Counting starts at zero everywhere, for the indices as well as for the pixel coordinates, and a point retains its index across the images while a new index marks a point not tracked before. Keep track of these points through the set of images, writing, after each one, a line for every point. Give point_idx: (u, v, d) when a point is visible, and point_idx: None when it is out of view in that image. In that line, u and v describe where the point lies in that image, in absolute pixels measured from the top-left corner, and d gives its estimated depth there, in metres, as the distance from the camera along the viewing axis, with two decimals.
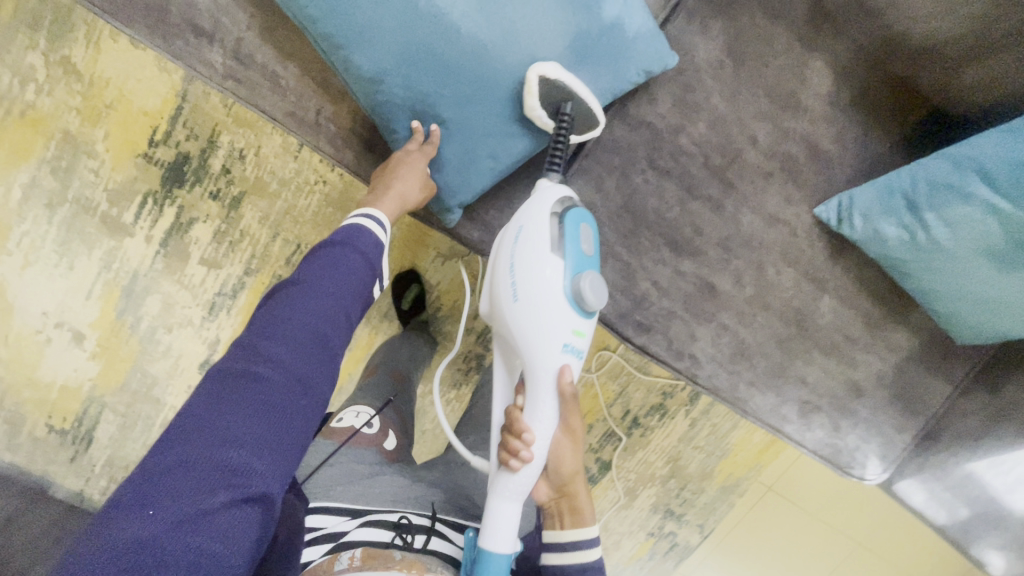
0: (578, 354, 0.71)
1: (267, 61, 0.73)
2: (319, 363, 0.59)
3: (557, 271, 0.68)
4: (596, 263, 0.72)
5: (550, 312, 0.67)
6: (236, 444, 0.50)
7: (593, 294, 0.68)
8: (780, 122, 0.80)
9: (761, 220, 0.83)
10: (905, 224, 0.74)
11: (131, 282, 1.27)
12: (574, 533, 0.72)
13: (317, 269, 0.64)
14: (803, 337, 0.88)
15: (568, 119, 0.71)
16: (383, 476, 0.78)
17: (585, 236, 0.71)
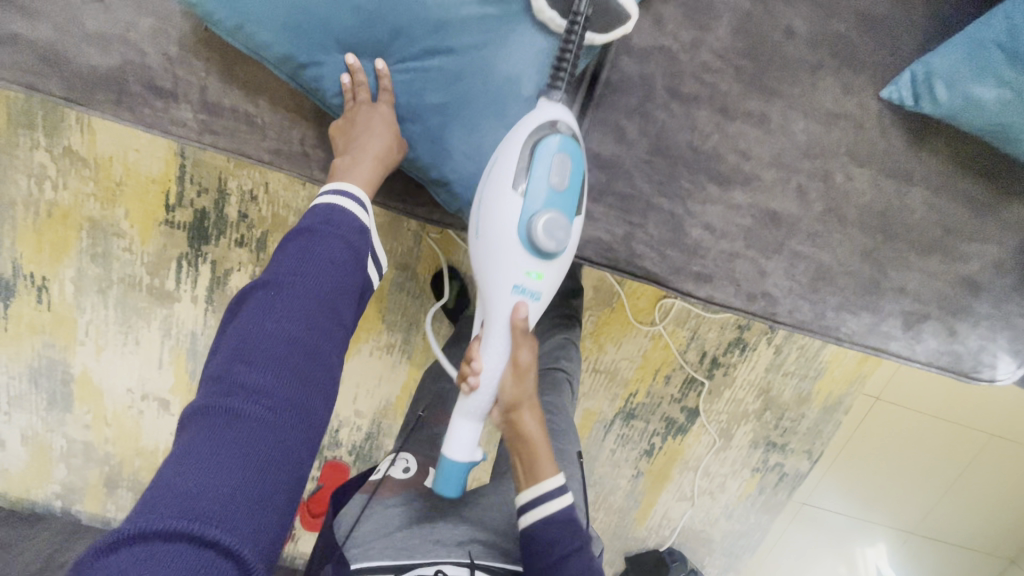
0: (534, 297, 0.65)
1: (237, 103, 0.68)
2: (307, 389, 0.49)
3: (507, 205, 0.61)
4: (567, 200, 0.62)
5: (493, 242, 0.63)
6: (211, 505, 0.40)
7: (546, 236, 0.60)
8: (815, 1, 0.68)
9: (817, 122, 0.71)
10: (1006, 79, 0.60)
11: (192, 342, 1.32)
12: (532, 487, 0.69)
13: (293, 271, 0.54)
14: (894, 243, 0.76)
15: (581, 15, 0.61)
16: (426, 521, 0.72)
17: (558, 169, 0.61)
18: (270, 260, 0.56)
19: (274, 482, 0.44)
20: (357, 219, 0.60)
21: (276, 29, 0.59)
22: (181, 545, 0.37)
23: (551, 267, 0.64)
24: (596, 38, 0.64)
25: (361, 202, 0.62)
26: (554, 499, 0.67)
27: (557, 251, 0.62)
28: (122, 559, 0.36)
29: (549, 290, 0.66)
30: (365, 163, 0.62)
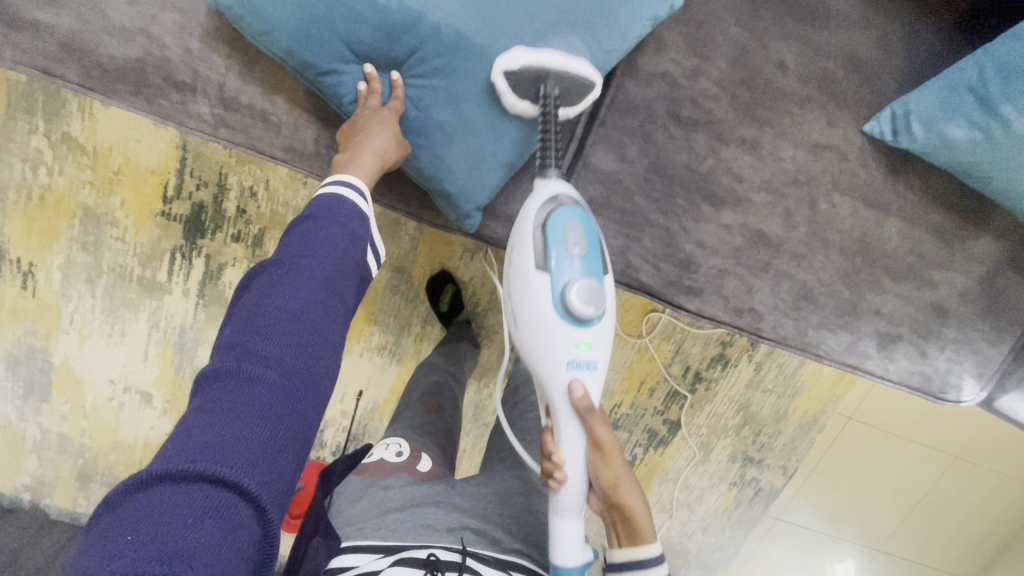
0: (590, 368, 0.66)
1: (254, 100, 0.70)
2: (312, 355, 0.51)
3: (539, 288, 0.65)
4: (592, 260, 0.65)
5: (541, 329, 0.65)
6: (224, 450, 0.42)
7: (582, 303, 0.63)
8: (808, 40, 0.72)
9: (804, 151, 0.75)
10: (976, 122, 0.65)
11: (181, 336, 1.31)
12: (629, 553, 0.65)
13: (297, 250, 0.56)
14: (871, 267, 0.81)
15: (551, 99, 0.65)
16: (419, 506, 0.71)
17: (573, 238, 0.64)
18: (278, 243, 0.58)
19: (283, 434, 0.46)
20: (357, 207, 0.61)
21: (298, 43, 0.61)
22: (199, 481, 0.39)
23: (598, 334, 0.66)
24: (568, 111, 0.68)
25: (361, 191, 0.63)
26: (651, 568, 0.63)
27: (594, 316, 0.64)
28: (145, 498, 0.38)
29: (601, 353, 0.67)
30: (359, 162, 0.64)
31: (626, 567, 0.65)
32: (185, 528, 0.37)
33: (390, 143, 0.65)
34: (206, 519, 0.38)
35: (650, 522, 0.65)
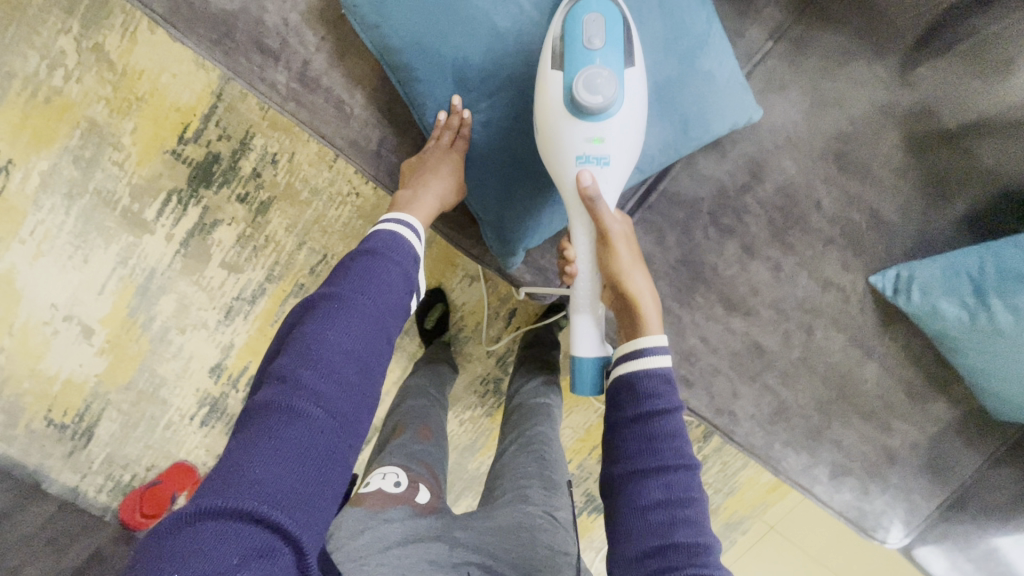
0: (601, 163, 0.62)
1: (333, 86, 0.70)
2: (358, 395, 0.50)
3: (552, 87, 0.60)
4: (609, 49, 0.58)
5: (554, 133, 0.62)
6: (272, 495, 0.41)
7: (590, 93, 0.57)
8: (847, 189, 0.77)
9: (816, 284, 0.81)
10: (967, 305, 0.74)
11: (147, 280, 1.23)
12: (628, 346, 0.65)
13: (355, 283, 0.54)
14: (843, 402, 0.87)
15: None
16: (422, 542, 0.66)
17: (592, 30, 0.58)
18: (334, 274, 0.57)
19: (325, 478, 0.45)
20: (413, 248, 0.62)
21: (406, 43, 0.63)
22: (247, 524, 0.39)
23: (612, 125, 0.60)
24: None
25: (415, 232, 0.63)
26: (648, 360, 0.63)
27: (605, 108, 0.58)
28: (196, 537, 0.38)
29: (617, 150, 0.62)
30: (419, 201, 0.65)
31: (625, 358, 0.65)
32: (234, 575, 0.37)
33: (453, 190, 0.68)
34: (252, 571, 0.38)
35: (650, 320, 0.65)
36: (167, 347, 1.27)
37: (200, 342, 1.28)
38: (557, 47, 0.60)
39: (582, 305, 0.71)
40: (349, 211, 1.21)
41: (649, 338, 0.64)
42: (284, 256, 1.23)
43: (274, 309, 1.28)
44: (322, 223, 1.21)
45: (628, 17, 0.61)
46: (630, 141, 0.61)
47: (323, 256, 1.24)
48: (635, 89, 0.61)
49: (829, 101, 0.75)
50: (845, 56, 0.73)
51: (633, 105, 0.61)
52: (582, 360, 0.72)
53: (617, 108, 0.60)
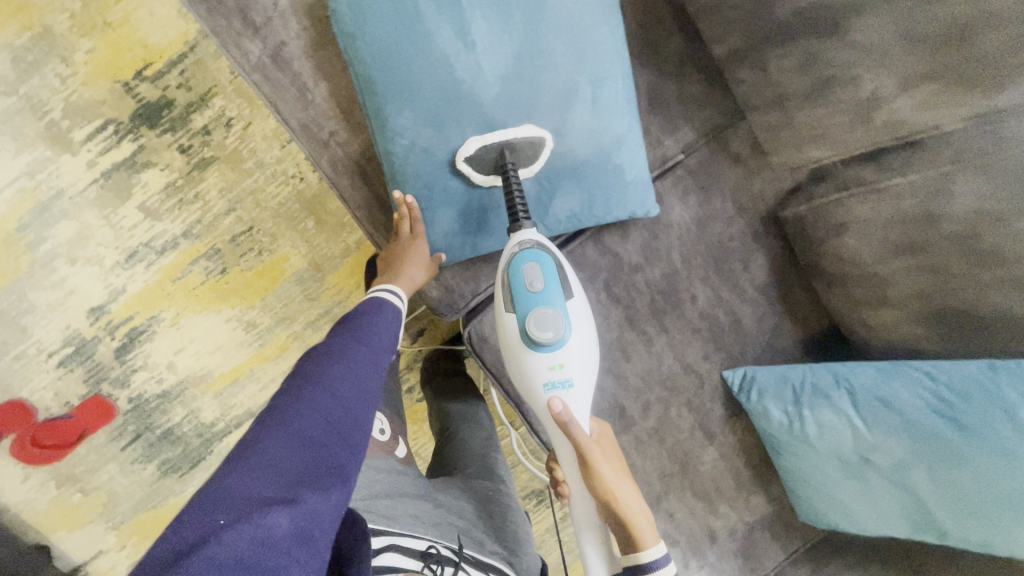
0: (566, 385, 0.73)
1: (301, 72, 0.75)
2: (352, 410, 0.65)
3: (512, 328, 0.72)
4: (551, 290, 0.71)
5: (528, 367, 0.73)
6: (279, 469, 0.55)
7: (542, 330, 0.70)
8: (719, 291, 0.91)
9: (679, 366, 0.93)
10: (787, 411, 0.86)
11: (51, 199, 1.17)
12: (633, 553, 0.74)
13: (350, 335, 0.71)
14: (681, 476, 0.97)
15: (506, 169, 0.71)
16: (406, 498, 0.83)
17: (532, 276, 0.70)
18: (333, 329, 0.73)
19: (327, 466, 0.58)
20: (392, 304, 0.77)
21: (373, 58, 0.70)
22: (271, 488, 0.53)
23: (568, 353, 0.72)
24: (525, 171, 0.74)
25: (394, 293, 0.77)
26: (655, 565, 0.72)
27: (557, 340, 0.70)
28: (226, 493, 0.52)
29: (579, 371, 0.73)
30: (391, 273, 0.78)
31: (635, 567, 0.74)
32: (253, 517, 0.50)
33: (428, 268, 0.80)
34: (267, 518, 0.50)
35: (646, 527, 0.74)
36: (49, 274, 1.20)
37: (88, 279, 1.22)
38: (507, 294, 0.72)
39: (588, 525, 0.79)
40: (288, 191, 1.23)
41: (653, 544, 0.73)
42: (209, 216, 1.22)
43: (180, 266, 1.24)
44: (258, 196, 1.22)
45: (558, 253, 0.74)
46: (584, 360, 0.73)
47: (249, 227, 1.24)
48: (581, 312, 0.73)
49: (719, 216, 0.88)
50: (739, 183, 0.88)
51: (580, 327, 0.73)
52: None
53: (568, 335, 0.71)
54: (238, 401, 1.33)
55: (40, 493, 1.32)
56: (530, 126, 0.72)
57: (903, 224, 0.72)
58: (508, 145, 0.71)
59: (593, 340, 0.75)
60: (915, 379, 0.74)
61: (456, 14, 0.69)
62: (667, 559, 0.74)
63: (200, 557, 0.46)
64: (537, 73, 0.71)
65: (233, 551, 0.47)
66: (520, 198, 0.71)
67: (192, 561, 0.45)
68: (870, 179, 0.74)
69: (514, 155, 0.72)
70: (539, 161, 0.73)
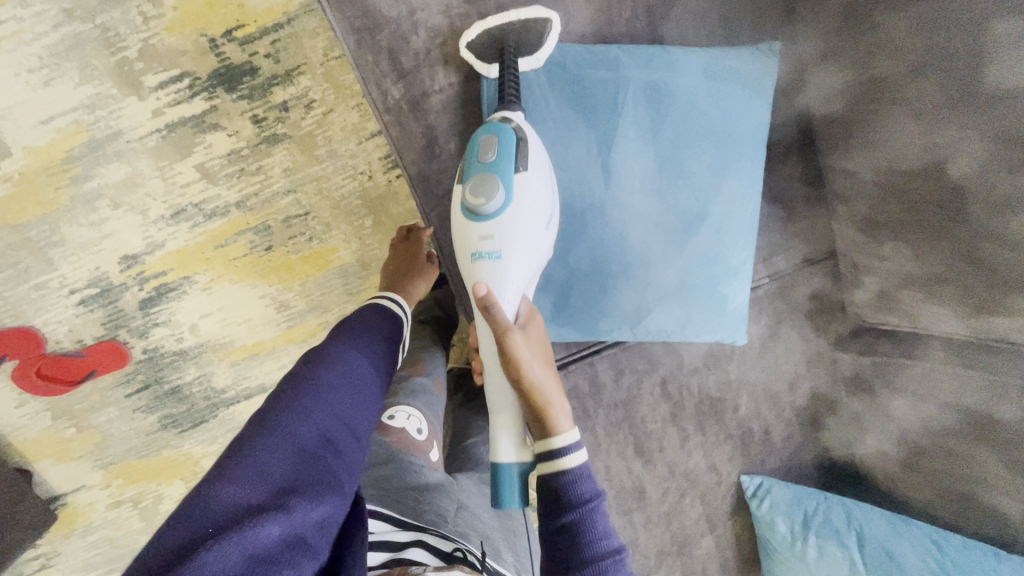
0: (494, 258, 0.65)
1: (435, 126, 0.74)
2: (348, 418, 0.67)
3: (457, 199, 0.67)
4: (504, 155, 0.64)
5: (459, 236, 0.67)
6: (269, 477, 0.56)
7: (478, 194, 0.63)
8: (761, 407, 0.95)
9: (704, 464, 0.97)
10: (793, 529, 0.92)
11: (106, 138, 1.11)
12: (544, 444, 0.65)
13: (345, 351, 0.74)
14: (680, 562, 1.01)
15: (506, 50, 0.69)
16: (433, 491, 0.93)
17: (487, 144, 0.64)
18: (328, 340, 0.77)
19: (322, 471, 0.60)
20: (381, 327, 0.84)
21: None
22: (261, 494, 0.54)
23: (506, 223, 0.64)
24: (524, 63, 0.71)
25: (398, 304, 0.92)
26: (570, 455, 0.64)
27: (494, 207, 0.64)
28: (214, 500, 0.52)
29: (511, 246, 0.65)
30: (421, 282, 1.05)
31: (541, 459, 0.66)
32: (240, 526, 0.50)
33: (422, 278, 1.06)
34: (254, 525, 0.51)
35: (568, 417, 0.66)
36: (88, 213, 1.15)
37: (127, 226, 1.18)
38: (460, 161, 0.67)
39: (501, 404, 0.73)
40: (354, 186, 1.20)
41: (571, 434, 0.65)
42: (267, 191, 1.18)
43: (225, 233, 1.20)
44: (322, 184, 1.19)
45: (525, 127, 0.67)
46: (523, 235, 0.65)
47: (305, 212, 1.21)
48: (534, 192, 0.65)
49: (781, 340, 0.92)
50: (811, 317, 0.91)
51: (529, 201, 0.65)
52: (503, 469, 0.72)
53: (511, 205, 0.64)
54: (253, 374, 1.32)
55: (33, 421, 1.30)
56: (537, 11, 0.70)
57: (954, 413, 0.77)
58: (511, 28, 0.70)
59: (543, 224, 0.67)
60: (925, 546, 0.81)
61: (611, 120, 0.72)
62: (580, 445, 0.65)
63: (193, 571, 0.46)
64: (671, 188, 0.74)
65: (222, 562, 0.47)
66: (514, 81, 0.68)
67: (186, 567, 0.46)
68: (941, 362, 0.78)
69: (517, 44, 0.71)
70: (546, 48, 0.71)
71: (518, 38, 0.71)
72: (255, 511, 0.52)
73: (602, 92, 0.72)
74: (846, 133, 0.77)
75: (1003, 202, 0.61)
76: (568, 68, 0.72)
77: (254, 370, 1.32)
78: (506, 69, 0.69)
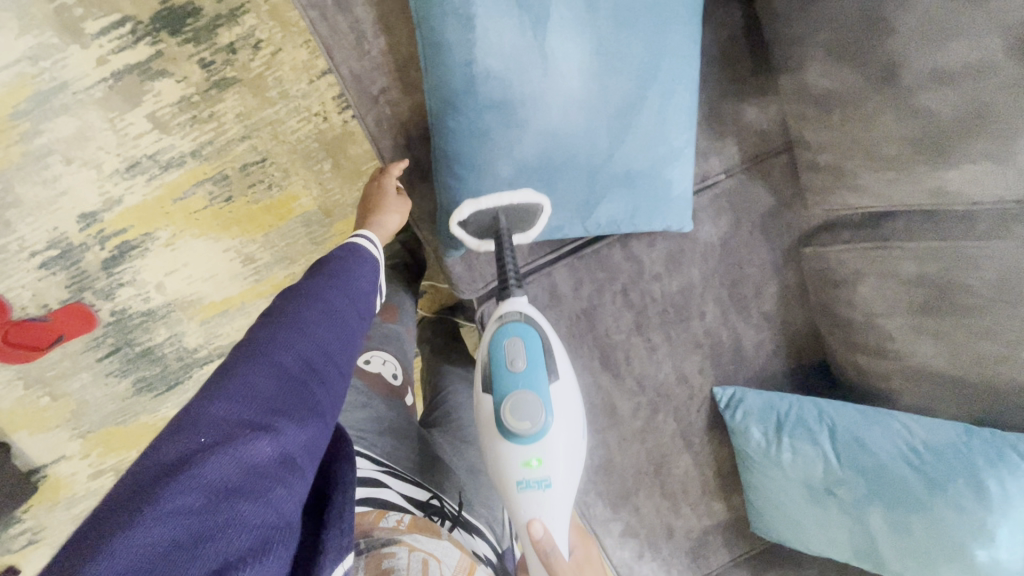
0: (541, 483, 0.70)
1: (361, 20, 0.72)
2: (338, 347, 0.62)
3: (487, 407, 0.73)
4: (534, 370, 0.71)
5: (501, 445, 0.72)
6: (256, 399, 0.51)
7: (516, 414, 0.69)
8: (727, 312, 0.93)
9: (674, 376, 0.96)
10: (767, 434, 0.89)
11: (52, 91, 1.10)
12: None
13: (334, 271, 0.68)
14: (657, 480, 0.99)
15: (502, 232, 0.76)
16: (409, 441, 0.91)
17: (515, 353, 0.72)
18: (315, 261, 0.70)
19: (310, 396, 0.55)
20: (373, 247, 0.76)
21: (450, 27, 0.69)
22: (250, 414, 0.50)
23: (547, 447, 0.71)
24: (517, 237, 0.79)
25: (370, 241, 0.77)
26: None
27: (536, 430, 0.70)
28: (200, 417, 0.48)
29: (555, 470, 0.71)
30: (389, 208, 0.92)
31: None
32: (228, 445, 0.47)
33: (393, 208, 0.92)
34: (244, 446, 0.47)
35: None
36: (41, 170, 1.13)
37: (83, 183, 1.16)
38: (487, 371, 0.74)
39: None
40: (309, 129, 1.18)
41: None
42: (222, 139, 1.17)
43: (182, 185, 1.19)
44: (277, 128, 1.17)
45: (548, 330, 0.75)
46: (564, 454, 0.72)
47: (262, 158, 1.19)
48: (564, 398, 0.73)
49: (743, 241, 0.90)
50: (770, 214, 0.89)
51: (563, 414, 0.73)
52: None
53: (551, 420, 0.71)
54: (225, 332, 1.31)
55: (5, 391, 1.29)
56: (529, 190, 0.76)
57: (918, 288, 0.75)
58: (504, 208, 0.76)
59: (576, 436, 0.74)
60: (895, 430, 0.80)
61: (544, 5, 0.69)
62: None
63: (177, 484, 0.43)
64: (609, 75, 0.72)
65: (212, 480, 0.44)
66: (514, 264, 0.76)
67: (173, 483, 0.43)
68: (903, 239, 0.76)
69: (510, 220, 0.78)
70: (536, 227, 0.79)
71: (512, 217, 0.78)
72: (242, 430, 0.48)
73: None
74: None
75: (954, 33, 0.60)
76: None
77: (226, 327, 1.31)
78: (507, 257, 0.75)
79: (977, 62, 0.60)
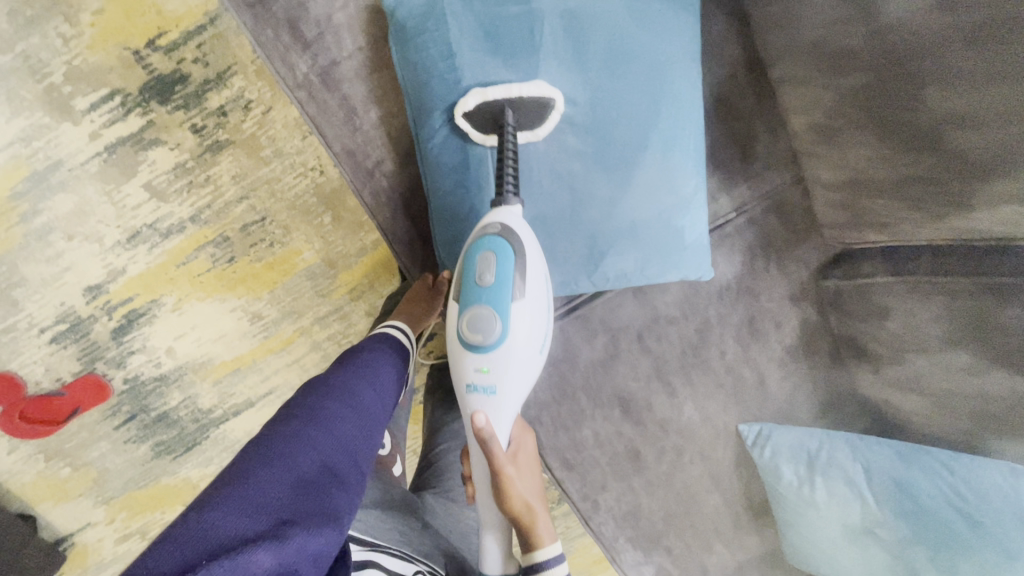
0: (489, 391, 0.65)
1: (350, 97, 0.73)
2: (353, 451, 0.60)
3: (455, 310, 0.66)
4: (499, 288, 0.62)
5: (456, 346, 0.66)
6: (265, 505, 0.49)
7: (473, 326, 0.63)
8: (748, 349, 0.90)
9: (698, 417, 0.92)
10: (799, 474, 0.86)
11: (48, 169, 1.09)
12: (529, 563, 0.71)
13: (355, 371, 0.67)
14: (689, 523, 0.96)
15: (507, 126, 0.65)
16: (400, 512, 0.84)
17: (485, 267, 0.62)
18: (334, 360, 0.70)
19: (324, 501, 0.53)
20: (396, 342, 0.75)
21: (439, 97, 0.68)
22: (257, 521, 0.48)
23: (501, 362, 0.64)
24: (523, 135, 0.68)
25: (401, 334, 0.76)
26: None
27: (492, 342, 0.63)
28: (203, 522, 0.46)
29: (505, 382, 0.65)
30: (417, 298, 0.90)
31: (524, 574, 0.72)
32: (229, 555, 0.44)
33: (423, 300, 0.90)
34: (247, 555, 0.44)
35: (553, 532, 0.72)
36: (42, 248, 1.13)
37: (86, 256, 1.15)
38: (457, 274, 0.65)
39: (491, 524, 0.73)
40: (306, 184, 1.17)
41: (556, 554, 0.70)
42: (219, 201, 1.15)
43: (185, 250, 1.18)
44: (274, 185, 1.16)
45: (526, 242, 0.64)
46: (518, 374, 0.65)
47: (261, 217, 1.18)
48: (532, 314, 0.65)
49: (758, 275, 0.88)
50: (783, 247, 0.87)
51: (528, 334, 0.65)
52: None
53: (508, 335, 0.63)
54: (238, 390, 1.30)
55: (27, 465, 1.29)
56: (537, 84, 0.66)
57: (951, 322, 0.71)
58: (512, 102, 0.66)
59: (540, 346, 0.67)
60: (936, 471, 0.77)
61: (533, 65, 0.67)
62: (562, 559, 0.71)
63: None
64: (607, 130, 0.70)
65: None
66: (514, 161, 0.65)
67: None
68: (935, 274, 0.71)
69: (517, 114, 0.67)
70: (547, 123, 0.68)
71: (518, 111, 0.67)
72: (246, 539, 0.46)
73: (515, 29, 0.66)
74: (785, 36, 0.74)
75: (966, 78, 0.57)
76: (475, 8, 0.66)
77: (239, 385, 1.29)
78: (506, 149, 0.64)
79: (986, 105, 0.57)
